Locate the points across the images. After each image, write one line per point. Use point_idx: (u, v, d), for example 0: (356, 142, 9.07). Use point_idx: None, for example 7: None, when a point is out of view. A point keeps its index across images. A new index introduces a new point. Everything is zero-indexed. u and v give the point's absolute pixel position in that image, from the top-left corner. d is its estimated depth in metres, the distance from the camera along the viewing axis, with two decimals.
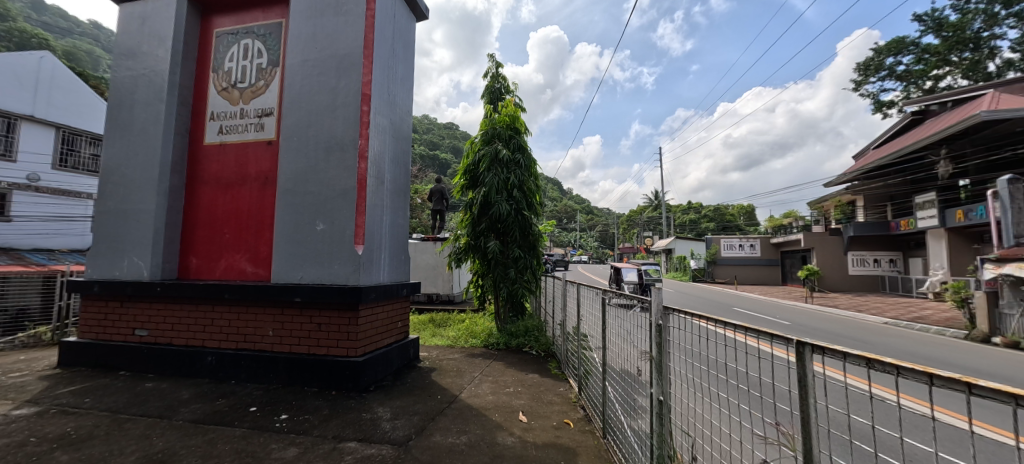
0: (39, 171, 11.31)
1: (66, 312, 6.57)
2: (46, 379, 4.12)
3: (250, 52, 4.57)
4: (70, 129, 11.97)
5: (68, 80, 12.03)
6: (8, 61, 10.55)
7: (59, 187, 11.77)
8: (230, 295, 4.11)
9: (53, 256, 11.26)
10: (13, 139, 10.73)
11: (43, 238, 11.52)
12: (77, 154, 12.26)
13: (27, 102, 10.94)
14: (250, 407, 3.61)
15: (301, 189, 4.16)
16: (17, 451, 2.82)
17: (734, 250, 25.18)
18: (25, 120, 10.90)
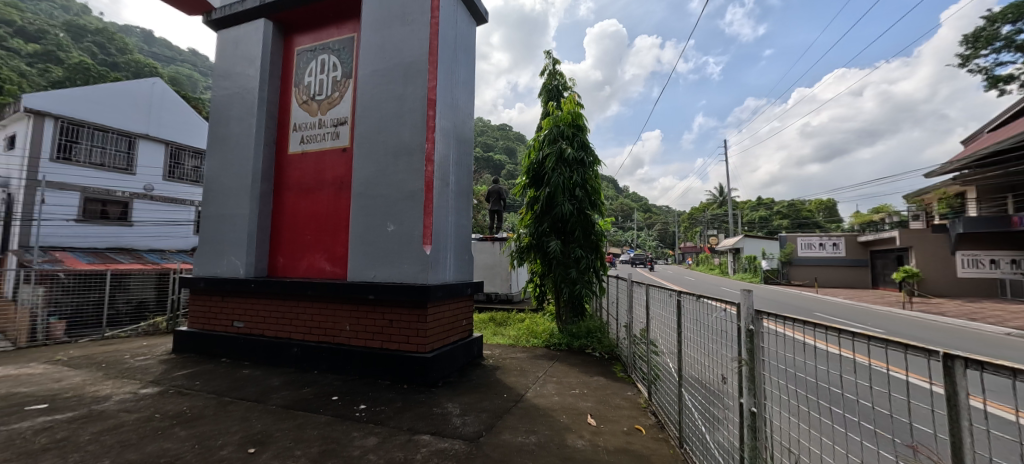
0: (153, 182, 13.03)
1: (178, 304, 7.49)
2: (164, 363, 4.72)
3: (326, 66, 4.92)
4: (177, 144, 13.66)
5: (175, 101, 13.70)
6: (124, 89, 12.28)
7: (168, 195, 13.50)
8: (312, 291, 4.44)
9: (165, 255, 12.94)
10: (133, 155, 12.56)
11: (156, 240, 13.22)
12: (181, 166, 13.91)
13: (142, 122, 12.68)
14: (332, 396, 3.88)
15: (372, 192, 4.39)
16: (146, 425, 3.27)
17: (813, 250, 23.04)
18: (142, 137, 12.68)
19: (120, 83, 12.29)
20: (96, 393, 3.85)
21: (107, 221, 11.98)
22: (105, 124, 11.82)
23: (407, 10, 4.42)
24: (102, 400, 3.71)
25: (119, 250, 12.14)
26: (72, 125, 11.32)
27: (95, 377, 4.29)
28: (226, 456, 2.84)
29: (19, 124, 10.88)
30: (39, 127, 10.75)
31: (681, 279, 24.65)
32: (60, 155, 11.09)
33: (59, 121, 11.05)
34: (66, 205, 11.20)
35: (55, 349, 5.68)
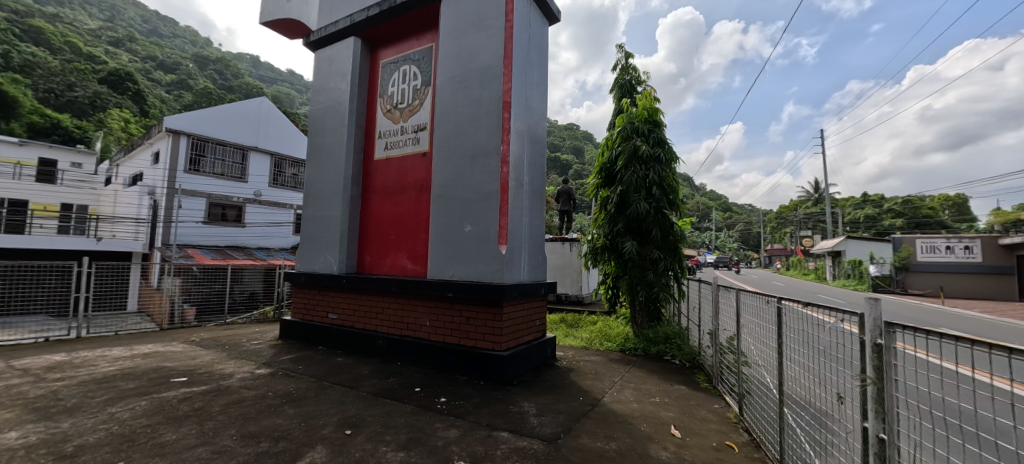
0: (261, 189, 14.88)
1: (282, 296, 8.47)
2: (273, 347, 5.36)
3: (407, 76, 5.24)
4: (280, 155, 15.45)
5: (279, 117, 15.46)
6: (238, 109, 14.17)
7: (273, 200, 15.34)
8: (396, 288, 4.74)
9: (270, 253, 14.72)
10: (245, 166, 14.48)
11: (263, 239, 15.09)
12: (284, 174, 15.69)
13: (252, 136, 14.56)
14: (415, 388, 4.11)
15: (450, 194, 4.59)
16: (261, 402, 3.73)
17: (937, 254, 19.76)
18: (252, 150, 14.61)
19: (236, 104, 14.22)
20: (222, 371, 4.48)
21: (226, 223, 13.95)
22: (224, 139, 13.81)
23: (482, 17, 4.55)
24: (227, 377, 4.30)
25: (235, 248, 14.07)
26: (200, 140, 13.35)
27: (221, 357, 4.99)
28: (326, 435, 3.14)
29: (163, 141, 13.10)
30: (177, 143, 12.80)
31: (767, 284, 22.52)
32: (191, 167, 13.11)
33: (191, 137, 13.07)
34: (195, 210, 13.25)
35: (191, 331, 6.74)
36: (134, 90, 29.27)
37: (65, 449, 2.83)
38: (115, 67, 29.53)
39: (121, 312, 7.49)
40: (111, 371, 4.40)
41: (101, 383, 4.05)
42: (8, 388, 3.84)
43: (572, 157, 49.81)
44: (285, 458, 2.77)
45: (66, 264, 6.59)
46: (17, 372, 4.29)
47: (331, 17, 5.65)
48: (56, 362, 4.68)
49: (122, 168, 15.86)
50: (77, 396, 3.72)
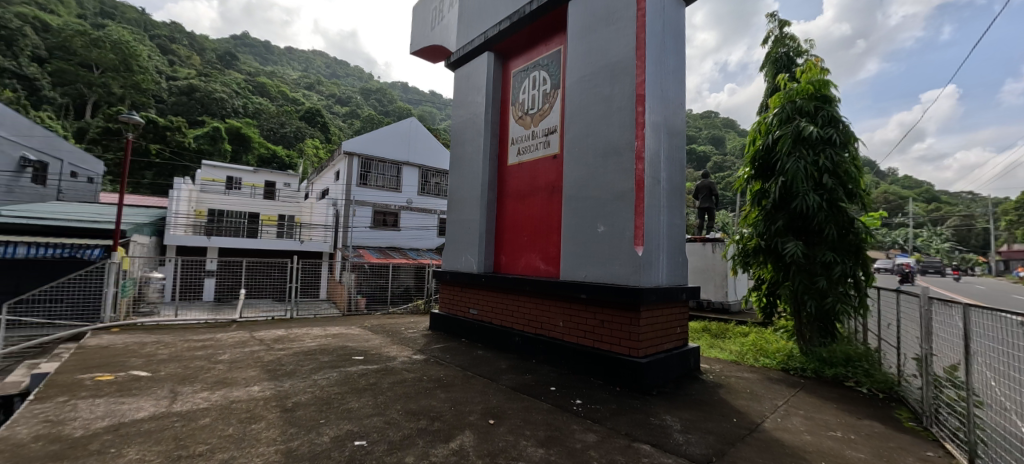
0: (412, 197, 17.36)
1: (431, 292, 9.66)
2: (426, 336, 6.11)
3: (537, 81, 5.40)
4: (426, 167, 17.68)
5: (425, 134, 17.61)
6: (393, 130, 16.72)
7: (422, 206, 17.68)
8: (531, 287, 4.93)
9: (419, 252, 17.17)
10: (400, 178, 17.10)
11: (412, 241, 17.40)
12: (430, 183, 17.98)
13: (404, 153, 17.02)
14: (551, 386, 4.18)
15: (582, 194, 4.57)
16: (419, 384, 4.27)
17: None
18: (404, 165, 17.11)
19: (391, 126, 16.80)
20: (388, 353, 5.28)
21: (385, 227, 16.63)
22: (384, 157, 16.52)
23: (612, 10, 4.40)
24: (392, 359, 5.06)
25: (393, 248, 16.75)
26: (367, 160, 16.25)
27: (386, 341, 5.90)
28: (472, 420, 3.41)
29: (342, 162, 16.29)
30: (350, 162, 15.81)
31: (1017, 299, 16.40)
32: (360, 181, 16.01)
33: (360, 157, 15.97)
34: (364, 217, 16.15)
35: (365, 318, 8.17)
36: (321, 123, 37.18)
37: (287, 404, 3.67)
38: (311, 107, 37.99)
39: (318, 299, 9.53)
40: (314, 346, 5.59)
41: (308, 355, 5.18)
42: (254, 352, 5.20)
43: (706, 148, 45.05)
44: (440, 435, 3.09)
45: (284, 261, 8.64)
46: (259, 341, 5.80)
47: (467, 38, 6.21)
48: (281, 335, 6.18)
49: (314, 185, 20.40)
50: (293, 363, 4.83)
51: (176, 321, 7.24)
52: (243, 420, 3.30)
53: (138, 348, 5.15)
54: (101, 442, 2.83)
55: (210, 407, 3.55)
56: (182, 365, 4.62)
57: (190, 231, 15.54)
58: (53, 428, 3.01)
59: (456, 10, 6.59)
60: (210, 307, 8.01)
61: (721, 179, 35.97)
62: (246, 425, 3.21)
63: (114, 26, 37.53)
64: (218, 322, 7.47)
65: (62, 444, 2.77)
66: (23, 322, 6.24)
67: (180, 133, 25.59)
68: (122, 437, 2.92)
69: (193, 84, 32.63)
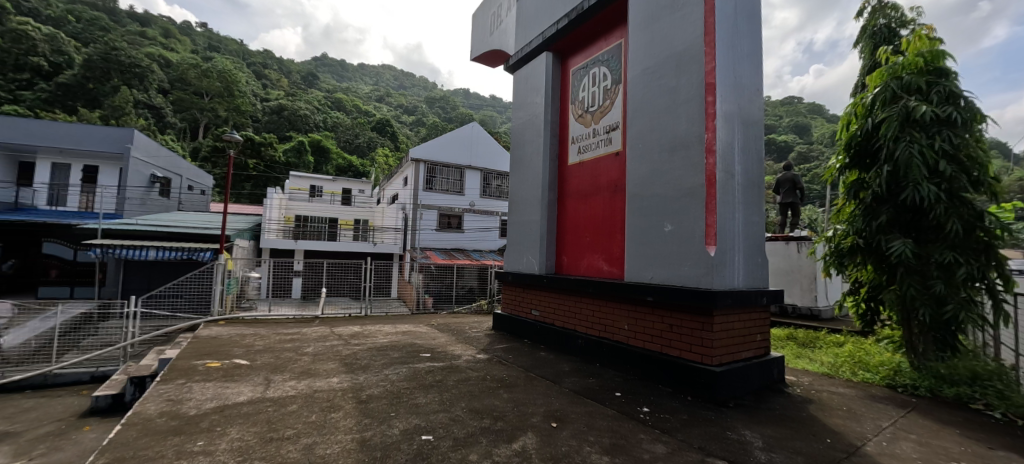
0: (474, 200, 18.81)
1: (493, 292, 10.55)
2: (489, 336, 6.23)
3: (597, 78, 5.29)
4: (487, 170, 19.14)
5: (485, 139, 19.08)
6: (456, 137, 18.45)
7: (484, 208, 18.99)
8: (593, 289, 4.83)
9: (482, 253, 18.43)
10: (463, 182, 18.70)
11: (473, 242, 18.74)
12: (491, 185, 19.31)
13: (466, 157, 18.66)
14: (616, 392, 4.00)
15: (647, 192, 4.37)
16: (482, 383, 4.33)
17: None
18: (466, 169, 18.72)
19: (454, 133, 18.55)
20: (453, 352, 5.45)
21: (450, 229, 18.25)
22: (448, 162, 18.27)
23: None
24: (457, 357, 5.21)
25: (458, 249, 18.29)
26: (433, 166, 18.10)
27: (451, 340, 6.11)
28: (534, 423, 3.35)
29: (410, 168, 18.24)
30: (418, 168, 17.71)
31: None
32: (427, 186, 17.90)
33: (425, 163, 17.85)
34: (430, 219, 17.94)
35: (432, 316, 8.57)
36: (391, 132, 40.02)
37: (362, 396, 3.91)
38: (382, 118, 40.94)
39: (390, 297, 10.33)
40: (385, 342, 5.95)
41: (380, 350, 5.52)
42: (334, 346, 5.67)
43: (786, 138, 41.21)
44: (502, 435, 3.08)
45: (359, 262, 9.54)
46: (338, 336, 6.30)
47: (525, 41, 6.28)
48: (357, 331, 6.66)
49: (387, 189, 22.96)
50: (367, 357, 5.17)
51: (270, 316, 8.16)
52: (324, 409, 3.57)
53: (240, 339, 5.85)
54: (210, 421, 3.22)
55: (296, 395, 3.91)
56: (274, 355, 5.15)
57: (282, 235, 17.51)
58: (175, 406, 3.49)
59: (513, 14, 6.69)
60: (298, 304, 8.93)
61: (806, 171, 32.75)
62: (326, 413, 3.47)
63: (223, 59, 43.59)
64: (304, 317, 8.32)
65: (181, 421, 3.21)
66: (153, 314, 7.37)
67: (272, 148, 28.93)
68: (226, 417, 3.31)
69: (283, 104, 36.85)
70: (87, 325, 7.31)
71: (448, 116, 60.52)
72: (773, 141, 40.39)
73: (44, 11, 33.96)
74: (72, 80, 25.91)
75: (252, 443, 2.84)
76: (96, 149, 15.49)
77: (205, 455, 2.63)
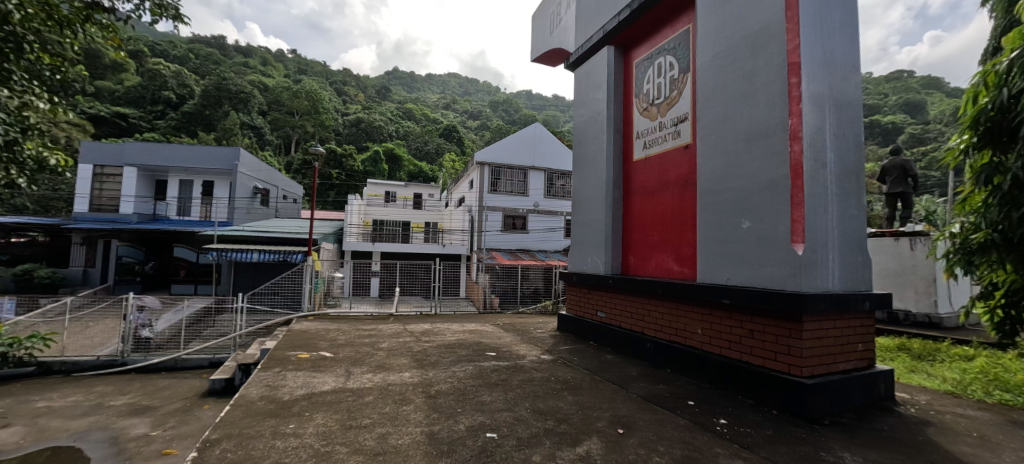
0: (538, 200, 19.27)
1: (557, 292, 10.57)
2: (553, 337, 6.23)
3: (663, 68, 5.07)
4: (550, 170, 19.45)
5: (548, 138, 19.41)
6: (520, 138, 18.99)
7: (548, 208, 19.41)
8: (662, 290, 4.64)
9: (547, 255, 18.79)
10: (527, 183, 19.20)
11: (537, 242, 19.21)
12: (554, 185, 19.60)
13: (529, 158, 19.13)
14: (689, 401, 3.73)
15: (721, 186, 4.08)
16: (547, 384, 4.32)
17: None
18: (530, 169, 19.18)
19: (518, 134, 19.08)
20: (518, 351, 5.52)
21: (516, 230, 18.96)
22: (512, 163, 18.85)
23: None
24: (521, 357, 5.25)
25: (522, 249, 18.93)
26: (497, 168, 18.76)
27: (516, 340, 6.19)
28: (599, 427, 3.22)
29: (475, 172, 19.23)
30: (482, 171, 18.56)
31: None
32: (492, 188, 18.64)
33: (490, 166, 18.61)
34: (495, 221, 18.72)
35: (498, 316, 8.77)
36: (458, 137, 41.78)
37: (431, 391, 4.09)
38: (449, 125, 42.91)
39: (457, 297, 10.82)
40: (453, 340, 6.19)
41: (448, 347, 5.75)
42: (407, 342, 6.02)
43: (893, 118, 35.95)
44: (567, 438, 2.99)
45: (429, 263, 10.05)
46: (410, 332, 6.69)
47: (586, 36, 6.19)
48: (427, 329, 7.01)
49: (454, 193, 24.02)
50: (436, 354, 5.41)
51: (349, 313, 8.90)
52: (396, 402, 3.79)
53: (325, 333, 6.46)
54: (300, 407, 3.57)
55: (373, 387, 4.19)
56: (354, 349, 5.59)
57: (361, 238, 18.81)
58: (272, 391, 3.92)
59: (573, 10, 6.62)
60: (375, 302, 9.66)
61: (921, 155, 28.23)
62: (398, 406, 3.67)
63: (309, 80, 48.51)
64: (381, 314, 8.98)
65: (277, 405, 3.59)
66: (256, 308, 8.41)
67: (352, 159, 31.61)
68: (313, 404, 3.64)
69: (361, 117, 40.22)
70: (207, 319, 8.44)
71: (510, 118, 61.65)
72: (878, 122, 35.12)
73: (172, 51, 40.28)
74: (193, 108, 30.42)
75: (333, 429, 3.09)
76: (215, 168, 18.11)
77: (295, 437, 2.91)
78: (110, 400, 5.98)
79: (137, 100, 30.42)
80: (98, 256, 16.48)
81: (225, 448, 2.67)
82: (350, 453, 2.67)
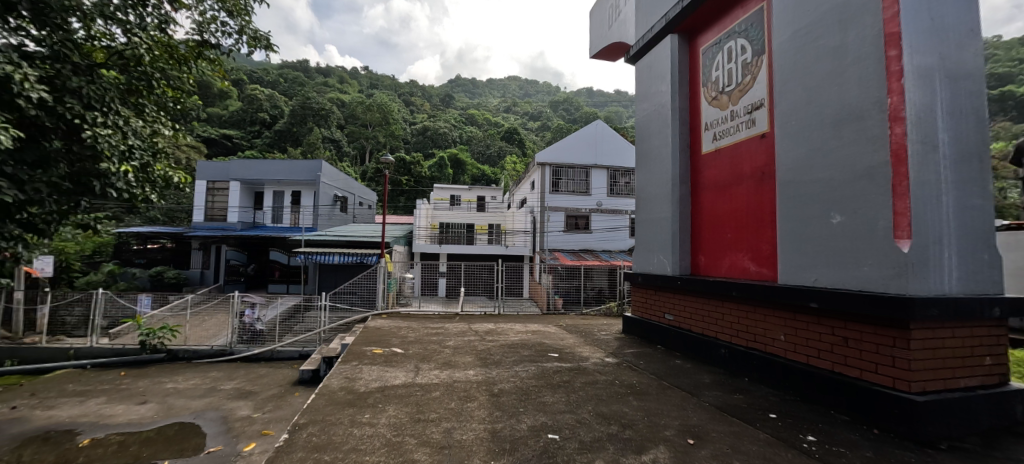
0: (601, 199, 18.92)
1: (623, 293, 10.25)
2: (618, 340, 6.06)
3: (734, 53, 4.72)
4: (613, 167, 18.97)
5: (611, 135, 18.97)
6: (581, 137, 18.84)
7: (612, 208, 18.98)
8: (737, 292, 4.33)
9: (611, 254, 18.31)
10: (588, 182, 18.96)
11: (600, 242, 18.87)
12: (618, 183, 19.08)
13: (591, 156, 18.86)
14: (770, 413, 3.35)
15: (806, 177, 3.69)
16: (611, 387, 4.18)
17: None
18: (592, 168, 18.91)
19: (579, 133, 18.94)
20: (581, 354, 5.45)
21: (579, 230, 18.80)
22: (574, 162, 18.76)
23: None
24: (584, 360, 5.17)
25: (586, 249, 18.70)
26: (559, 168, 18.78)
27: (579, 341, 6.12)
28: (667, 434, 3.01)
29: (537, 172, 19.40)
30: (543, 172, 18.67)
31: None
32: (553, 189, 18.67)
33: (551, 166, 18.67)
34: (557, 221, 18.69)
35: (561, 317, 8.74)
36: (519, 140, 42.26)
37: (494, 390, 4.16)
38: (511, 127, 43.49)
39: (521, 298, 10.97)
40: (517, 340, 6.27)
41: (511, 347, 5.84)
42: (472, 341, 6.21)
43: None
44: (632, 445, 2.85)
45: (492, 264, 10.29)
46: (475, 332, 6.90)
47: (646, 27, 6.01)
48: (491, 329, 7.18)
49: (516, 195, 24.33)
50: (500, 354, 5.51)
51: (418, 311, 9.39)
52: (461, 398, 3.91)
53: (398, 330, 6.88)
54: (375, 398, 3.82)
55: (440, 383, 4.38)
56: (423, 346, 5.88)
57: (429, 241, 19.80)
58: (351, 383, 4.26)
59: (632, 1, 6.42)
60: (443, 301, 10.12)
61: None
62: (463, 402, 3.79)
63: (379, 93, 52.01)
64: (448, 313, 9.38)
65: (354, 395, 3.88)
66: (337, 306, 9.21)
67: (418, 165, 33.33)
68: (385, 396, 3.88)
69: (427, 126, 42.40)
70: (296, 316, 9.25)
71: (570, 117, 61.03)
72: None
73: (267, 77, 45.53)
74: (284, 127, 34.01)
75: (404, 421, 3.26)
76: (303, 179, 20.14)
77: (369, 426, 3.12)
78: (222, 384, 6.89)
79: (240, 122, 34.88)
80: (213, 259, 19.00)
81: (311, 432, 2.96)
82: (418, 445, 2.82)
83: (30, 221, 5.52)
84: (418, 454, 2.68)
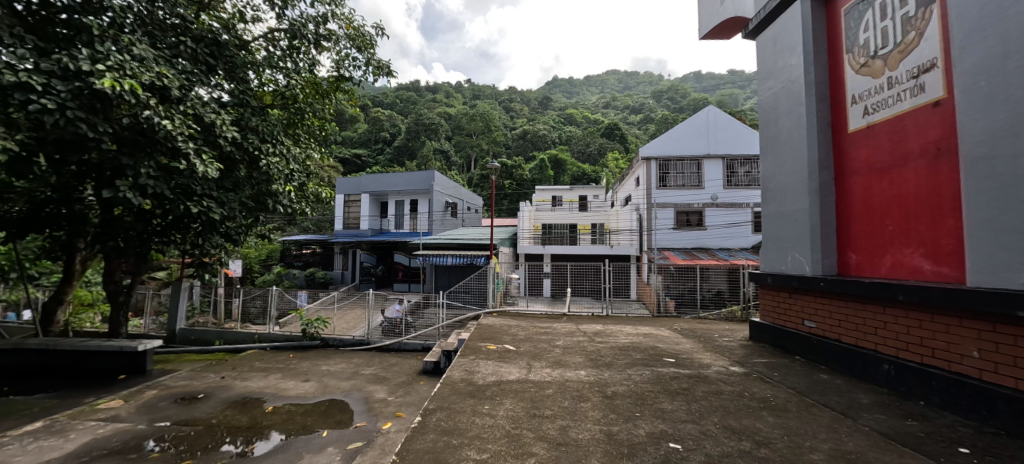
0: (717, 193, 17.25)
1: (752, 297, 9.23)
2: (744, 348, 5.46)
3: (891, 7, 3.90)
4: (730, 157, 17.13)
5: (727, 121, 17.23)
6: (691, 124, 17.43)
7: (729, 201, 17.18)
8: (905, 297, 3.57)
9: (731, 252, 16.63)
10: (701, 174, 17.45)
11: (716, 240, 17.29)
12: (736, 174, 17.18)
13: (703, 145, 17.33)
14: (960, 447, 2.64)
15: (1003, 151, 2.86)
16: (739, 400, 3.75)
17: None
18: (704, 158, 17.35)
19: (689, 121, 17.54)
20: (700, 360, 5.03)
21: (691, 227, 17.48)
22: (683, 153, 17.47)
23: None
24: (705, 367, 4.77)
25: (700, 248, 17.32)
26: (666, 161, 17.68)
27: (697, 347, 5.66)
28: (816, 458, 2.59)
29: (641, 168, 18.51)
30: (649, 167, 17.77)
31: None
32: (661, 184, 17.65)
33: (658, 160, 17.69)
34: (667, 218, 17.65)
35: (674, 321, 8.21)
36: (620, 135, 40.95)
37: (607, 392, 4.08)
38: (611, 122, 42.15)
39: (629, 299, 10.61)
40: (627, 342, 6.08)
41: (622, 350, 5.67)
42: (581, 341, 6.21)
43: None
44: None
45: (598, 264, 10.12)
46: (583, 332, 6.87)
47: None
48: (599, 330, 7.07)
49: (619, 193, 23.55)
50: (610, 355, 5.40)
51: (528, 311, 9.67)
52: (574, 398, 3.92)
53: (512, 329, 7.21)
54: (492, 391, 4.05)
55: (552, 381, 4.46)
56: (533, 345, 6.06)
57: (534, 242, 20.35)
58: (470, 375, 4.58)
59: None
60: (549, 302, 10.29)
61: None
62: (577, 402, 3.79)
63: (479, 103, 55.25)
64: (555, 313, 9.54)
65: (474, 387, 4.18)
66: (452, 303, 10.01)
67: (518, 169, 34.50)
68: (502, 390, 4.09)
69: (527, 130, 43.77)
70: (418, 310, 10.70)
71: (675, 106, 56.98)
72: None
73: (385, 100, 51.80)
74: (402, 143, 38.34)
75: (521, 415, 3.39)
76: (418, 188, 22.30)
77: (490, 417, 3.32)
78: (362, 369, 7.98)
79: (366, 142, 40.36)
80: (350, 262, 22.50)
81: (439, 417, 3.26)
82: (535, 439, 2.90)
83: (229, 234, 7.21)
84: (536, 448, 2.76)
